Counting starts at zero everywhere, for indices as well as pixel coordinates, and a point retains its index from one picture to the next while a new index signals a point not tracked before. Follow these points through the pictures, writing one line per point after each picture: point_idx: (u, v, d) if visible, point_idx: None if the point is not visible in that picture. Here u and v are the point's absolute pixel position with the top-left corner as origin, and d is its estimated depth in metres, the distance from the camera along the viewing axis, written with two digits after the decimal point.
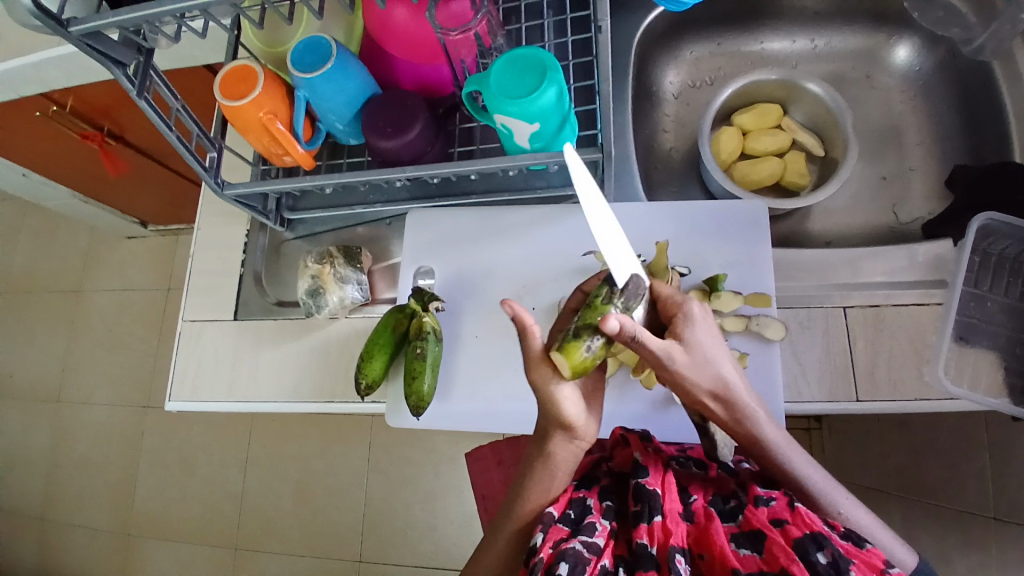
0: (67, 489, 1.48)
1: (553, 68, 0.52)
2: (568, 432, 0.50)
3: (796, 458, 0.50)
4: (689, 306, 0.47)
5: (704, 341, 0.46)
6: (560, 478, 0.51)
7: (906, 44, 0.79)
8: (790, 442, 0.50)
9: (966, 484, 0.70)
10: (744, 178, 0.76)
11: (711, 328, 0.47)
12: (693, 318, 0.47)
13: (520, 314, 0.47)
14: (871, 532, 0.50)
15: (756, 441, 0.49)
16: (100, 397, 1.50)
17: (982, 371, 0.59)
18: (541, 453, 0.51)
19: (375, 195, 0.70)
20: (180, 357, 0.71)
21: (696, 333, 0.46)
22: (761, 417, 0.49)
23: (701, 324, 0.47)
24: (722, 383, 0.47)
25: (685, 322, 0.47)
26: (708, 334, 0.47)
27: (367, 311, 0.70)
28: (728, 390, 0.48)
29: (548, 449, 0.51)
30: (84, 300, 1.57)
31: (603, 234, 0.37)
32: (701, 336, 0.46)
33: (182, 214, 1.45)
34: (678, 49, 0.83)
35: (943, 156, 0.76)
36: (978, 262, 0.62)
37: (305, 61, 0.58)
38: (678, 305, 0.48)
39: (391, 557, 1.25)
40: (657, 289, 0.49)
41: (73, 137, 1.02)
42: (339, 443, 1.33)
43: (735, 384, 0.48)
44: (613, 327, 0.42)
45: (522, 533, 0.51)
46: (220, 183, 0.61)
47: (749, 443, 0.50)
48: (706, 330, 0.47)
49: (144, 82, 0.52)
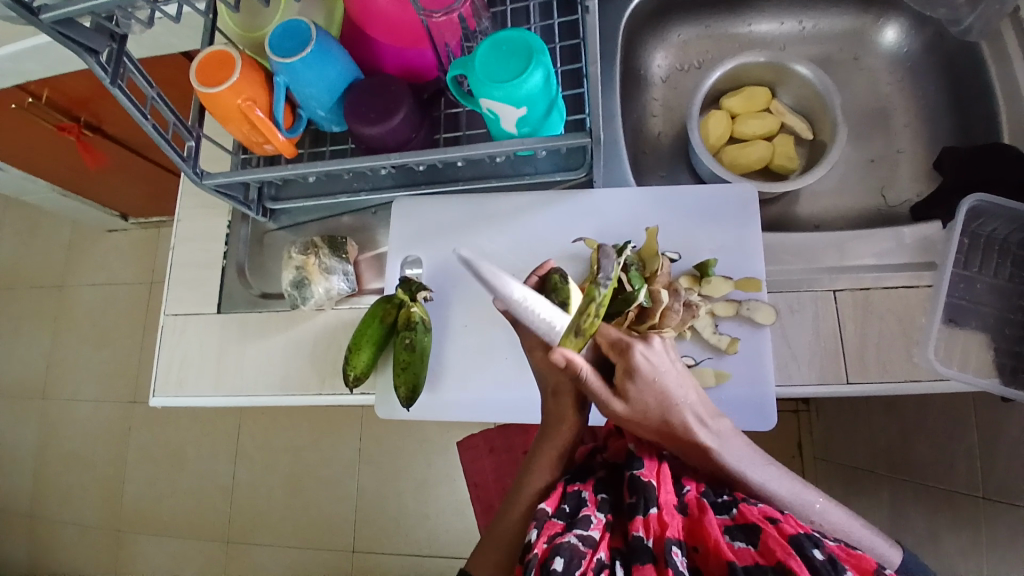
0: (54, 486, 1.46)
1: (539, 51, 0.51)
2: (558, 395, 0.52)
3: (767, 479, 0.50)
4: (631, 355, 0.47)
5: (652, 383, 0.48)
6: None
7: (894, 26, 0.78)
8: (756, 460, 0.51)
9: (956, 463, 0.71)
10: (733, 163, 0.75)
11: (659, 368, 0.48)
12: (636, 366, 0.47)
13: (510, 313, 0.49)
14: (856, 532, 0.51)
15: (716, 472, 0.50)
16: (86, 394, 1.48)
17: (971, 351, 0.59)
18: None
19: (360, 183, 0.69)
20: (163, 352, 0.70)
21: (642, 378, 0.47)
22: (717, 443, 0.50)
23: (642, 370, 0.47)
24: (667, 425, 0.49)
25: (629, 371, 0.48)
26: (657, 374, 0.48)
27: (353, 302, 0.69)
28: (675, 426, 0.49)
29: None
30: (66, 295, 1.54)
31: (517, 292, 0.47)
32: (643, 385, 0.48)
33: (165, 206, 1.42)
34: (666, 31, 0.82)
35: (931, 137, 0.76)
36: (967, 244, 0.62)
37: (284, 46, 0.56)
38: (622, 353, 0.48)
39: (385, 547, 1.25)
40: (599, 336, 0.49)
41: (49, 128, 0.99)
42: (330, 435, 1.32)
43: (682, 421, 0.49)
44: (561, 361, 0.46)
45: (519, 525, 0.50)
46: (199, 172, 0.59)
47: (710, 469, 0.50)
48: (654, 372, 0.48)
49: (117, 70, 0.50)
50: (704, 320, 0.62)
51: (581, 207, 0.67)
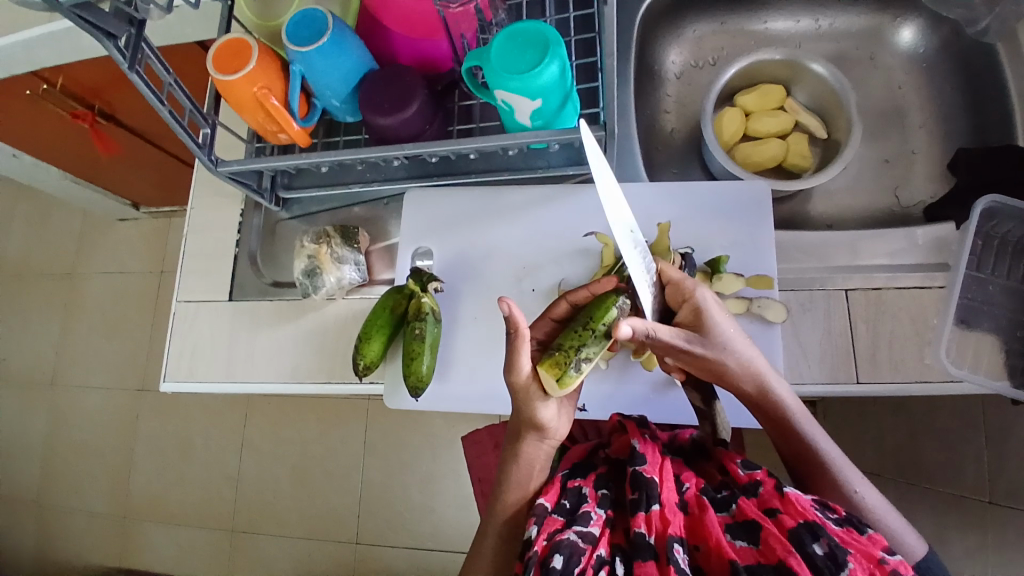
0: (62, 472, 1.48)
1: (555, 42, 0.51)
2: (539, 432, 0.52)
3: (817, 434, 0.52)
4: (699, 292, 0.50)
5: (719, 323, 0.50)
6: (536, 475, 0.53)
7: (911, 26, 0.78)
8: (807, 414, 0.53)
9: (963, 467, 0.71)
10: (746, 160, 0.75)
11: (720, 308, 0.51)
12: (705, 304, 0.50)
13: (515, 317, 0.46)
14: (877, 518, 0.50)
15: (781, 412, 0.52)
16: (95, 380, 1.49)
17: (983, 353, 0.59)
18: (514, 452, 0.53)
19: (372, 174, 0.69)
20: (175, 339, 0.71)
21: (711, 318, 0.50)
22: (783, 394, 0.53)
23: (711, 307, 0.50)
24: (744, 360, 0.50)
25: (699, 310, 0.50)
26: (720, 317, 0.51)
27: (365, 292, 0.69)
28: (753, 369, 0.51)
29: (520, 448, 0.53)
30: (77, 282, 1.55)
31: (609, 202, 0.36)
32: (714, 318, 0.50)
33: (176, 195, 1.43)
34: (680, 28, 0.82)
35: (946, 137, 0.75)
36: (981, 244, 0.62)
37: (300, 34, 0.56)
38: (690, 293, 0.50)
39: (388, 539, 1.25)
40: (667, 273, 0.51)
41: (63, 116, 1.00)
42: (335, 426, 1.33)
43: (753, 356, 0.51)
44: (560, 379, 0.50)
45: (511, 522, 0.52)
46: (214, 160, 0.59)
47: (771, 417, 0.53)
48: (719, 314, 0.51)
49: (135, 55, 0.51)
50: None
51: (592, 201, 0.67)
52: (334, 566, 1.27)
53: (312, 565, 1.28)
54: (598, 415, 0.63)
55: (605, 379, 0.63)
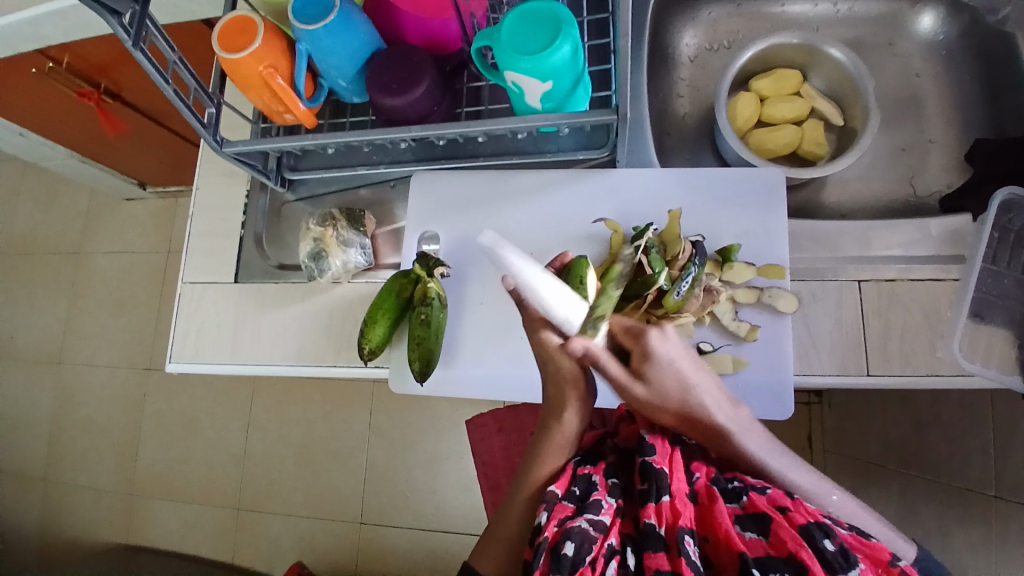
0: (70, 449, 1.49)
1: (567, 22, 0.50)
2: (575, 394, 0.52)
3: (787, 469, 0.50)
4: (646, 337, 0.51)
5: (663, 370, 0.50)
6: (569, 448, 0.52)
7: (931, 11, 0.75)
8: (774, 450, 0.51)
9: (970, 460, 0.70)
10: (760, 147, 0.73)
11: (671, 349, 0.51)
12: (651, 351, 0.50)
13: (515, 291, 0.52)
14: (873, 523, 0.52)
15: (738, 457, 0.50)
16: (103, 359, 1.50)
17: (995, 347, 0.58)
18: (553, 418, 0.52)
19: (378, 156, 0.67)
20: (180, 320, 0.70)
21: (656, 363, 0.50)
22: (742, 433, 0.51)
23: (658, 353, 0.50)
24: (688, 405, 0.50)
25: (645, 355, 0.50)
26: (668, 362, 0.50)
27: (370, 276, 0.69)
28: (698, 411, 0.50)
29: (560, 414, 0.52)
30: (84, 261, 1.56)
31: (533, 275, 0.50)
32: (660, 366, 0.50)
33: (182, 175, 1.42)
34: (694, 9, 0.80)
35: (964, 126, 0.73)
36: (998, 237, 0.60)
37: (307, 12, 0.55)
38: (637, 339, 0.51)
39: (391, 520, 1.26)
40: (615, 325, 0.53)
41: (69, 94, 0.99)
42: (340, 408, 1.34)
43: (700, 402, 0.50)
44: (577, 348, 0.51)
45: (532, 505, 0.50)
46: (219, 140, 0.58)
47: (728, 457, 0.50)
48: (666, 358, 0.50)
49: (139, 32, 0.49)
50: (724, 306, 0.60)
51: (602, 186, 0.66)
52: (337, 545, 1.28)
53: (316, 544, 1.29)
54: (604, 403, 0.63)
55: None
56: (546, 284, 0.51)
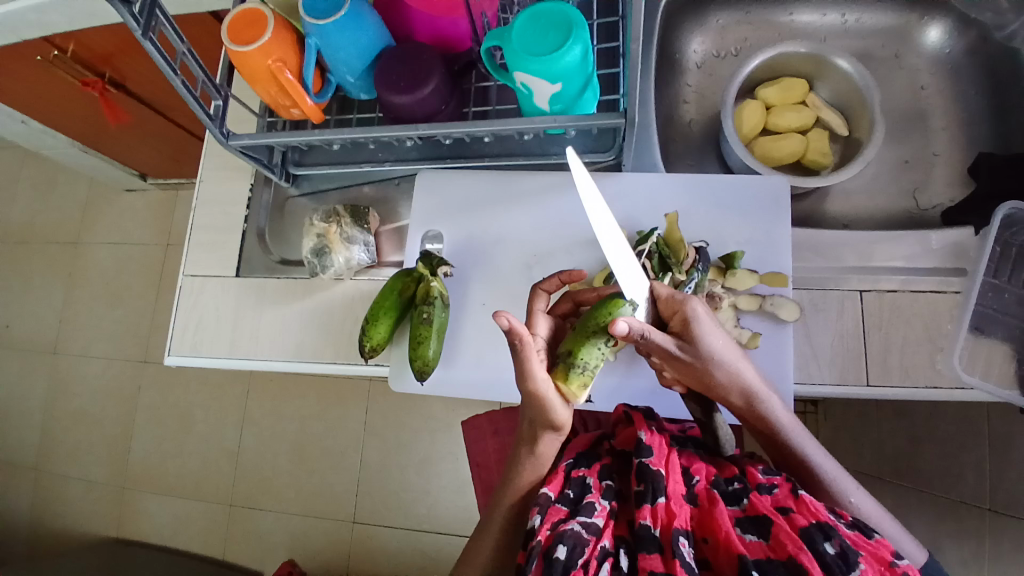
0: (62, 440, 1.48)
1: (579, 25, 0.50)
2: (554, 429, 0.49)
3: (805, 442, 0.52)
4: (690, 304, 0.48)
5: (708, 336, 0.48)
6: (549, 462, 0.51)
7: (938, 26, 0.76)
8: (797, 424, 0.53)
9: (965, 474, 0.70)
10: (765, 155, 0.73)
11: (712, 323, 0.49)
12: (696, 317, 0.48)
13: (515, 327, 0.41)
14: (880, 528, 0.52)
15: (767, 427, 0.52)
16: (98, 350, 1.50)
17: (994, 362, 0.58)
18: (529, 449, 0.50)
19: (384, 153, 0.67)
20: (179, 313, 0.70)
21: (700, 330, 0.48)
22: (771, 403, 0.52)
23: (703, 320, 0.48)
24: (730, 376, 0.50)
25: (687, 322, 0.48)
26: (711, 329, 0.49)
27: (373, 273, 0.68)
28: (736, 380, 0.50)
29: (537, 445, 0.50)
30: (82, 251, 1.55)
31: (599, 222, 0.36)
32: (705, 332, 0.48)
33: (184, 168, 1.42)
34: (703, 16, 0.81)
35: (968, 141, 0.74)
36: (999, 252, 0.61)
37: (317, 6, 0.55)
38: (680, 305, 0.48)
39: (384, 519, 1.26)
40: (659, 287, 0.49)
41: (73, 83, 0.99)
42: (335, 405, 1.33)
43: (738, 371, 0.50)
44: (621, 331, 0.44)
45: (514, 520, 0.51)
46: (225, 133, 0.58)
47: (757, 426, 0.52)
48: (709, 327, 0.49)
49: (149, 22, 0.49)
50: (726, 313, 0.61)
51: (606, 189, 0.66)
52: (329, 543, 1.27)
53: (307, 541, 1.29)
54: (604, 406, 0.63)
55: (612, 370, 0.63)
56: (608, 233, 0.38)
